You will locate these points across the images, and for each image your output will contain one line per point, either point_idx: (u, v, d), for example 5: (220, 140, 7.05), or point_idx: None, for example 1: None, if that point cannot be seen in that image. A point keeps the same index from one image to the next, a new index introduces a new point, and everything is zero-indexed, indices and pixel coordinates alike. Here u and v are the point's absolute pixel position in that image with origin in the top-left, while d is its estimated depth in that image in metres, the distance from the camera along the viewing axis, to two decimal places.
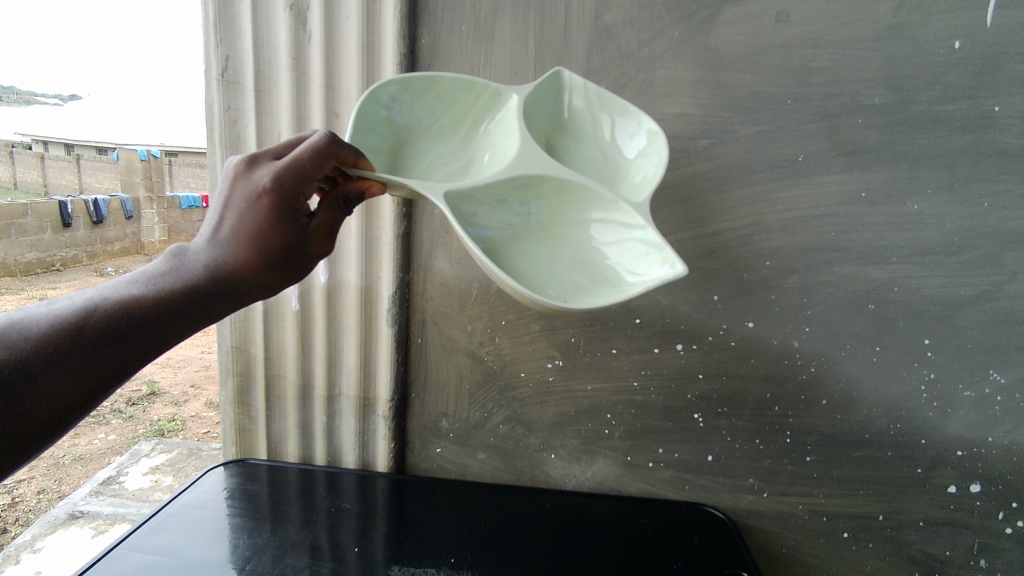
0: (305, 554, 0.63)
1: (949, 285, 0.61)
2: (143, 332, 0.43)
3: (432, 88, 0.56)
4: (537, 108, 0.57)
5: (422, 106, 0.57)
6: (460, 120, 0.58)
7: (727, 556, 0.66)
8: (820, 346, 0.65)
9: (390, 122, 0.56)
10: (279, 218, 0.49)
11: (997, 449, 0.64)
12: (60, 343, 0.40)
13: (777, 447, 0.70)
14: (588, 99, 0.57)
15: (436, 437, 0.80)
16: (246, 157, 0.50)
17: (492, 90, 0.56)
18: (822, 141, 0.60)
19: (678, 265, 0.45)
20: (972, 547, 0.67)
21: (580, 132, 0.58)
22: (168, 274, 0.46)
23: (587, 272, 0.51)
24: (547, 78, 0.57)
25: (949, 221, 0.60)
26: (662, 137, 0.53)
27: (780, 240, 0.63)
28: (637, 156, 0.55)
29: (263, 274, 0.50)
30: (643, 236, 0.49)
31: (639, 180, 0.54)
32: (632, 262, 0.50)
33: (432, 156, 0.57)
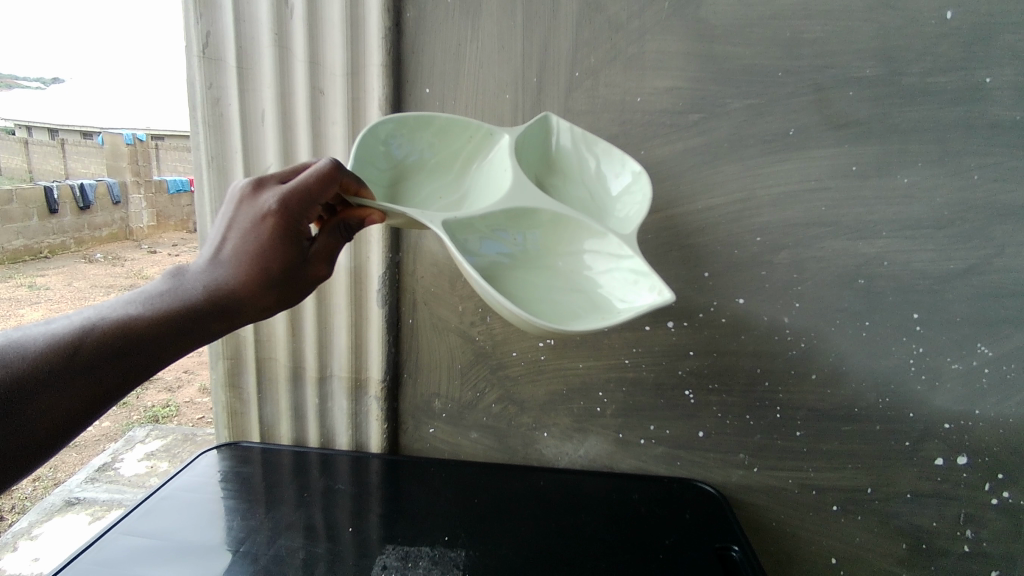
0: (299, 535, 0.63)
1: (938, 259, 0.61)
2: (139, 350, 0.43)
3: (428, 125, 0.57)
4: (529, 147, 0.59)
5: (417, 143, 0.58)
6: (452, 159, 0.60)
7: (718, 529, 0.67)
8: (811, 321, 0.65)
9: (388, 158, 0.57)
10: (279, 240, 0.48)
11: (984, 421, 0.65)
12: (55, 361, 0.39)
13: (767, 422, 0.71)
14: (574, 140, 0.59)
15: (430, 417, 0.80)
16: (251, 180, 0.50)
17: (486, 130, 0.58)
18: (813, 115, 0.60)
19: (665, 291, 0.45)
20: (959, 518, 0.69)
21: (567, 171, 0.60)
22: (166, 293, 0.46)
23: (579, 300, 0.51)
24: (537, 120, 0.59)
25: (939, 194, 0.60)
26: (645, 176, 0.55)
27: (771, 215, 0.63)
28: (621, 191, 0.57)
29: (261, 296, 0.49)
30: (634, 265, 0.49)
31: (624, 216, 0.54)
32: (622, 290, 0.50)
33: (428, 191, 0.58)
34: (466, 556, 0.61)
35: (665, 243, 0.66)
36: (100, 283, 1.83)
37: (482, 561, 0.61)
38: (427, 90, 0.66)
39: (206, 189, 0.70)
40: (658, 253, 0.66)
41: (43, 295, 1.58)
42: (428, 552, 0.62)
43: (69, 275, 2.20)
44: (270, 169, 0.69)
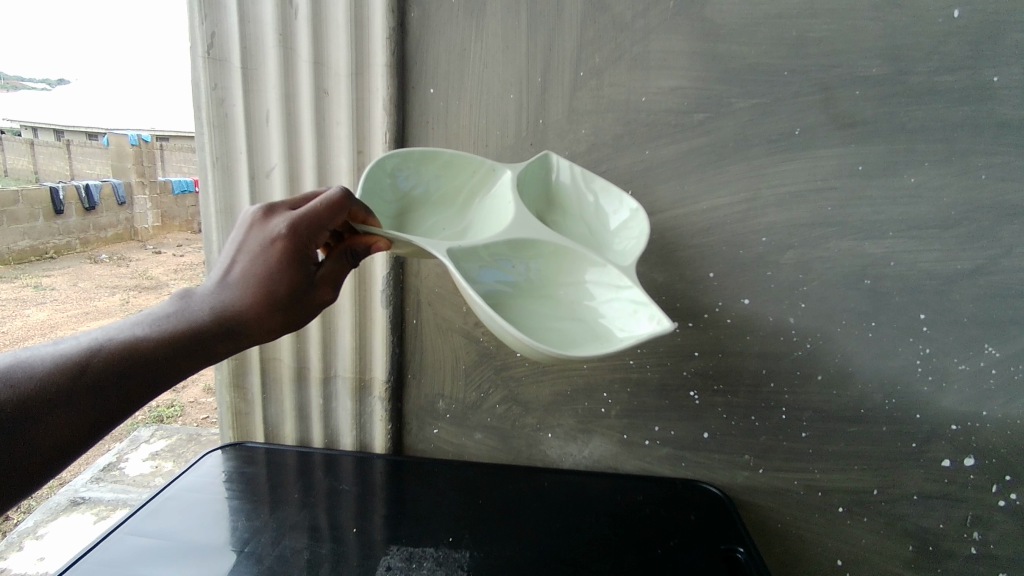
0: (304, 536, 0.63)
1: (945, 259, 0.61)
2: (145, 371, 0.43)
3: (433, 160, 0.59)
4: (530, 181, 0.60)
5: (421, 176, 0.60)
6: (455, 193, 0.61)
7: (723, 530, 0.66)
8: (817, 322, 0.65)
9: (393, 189, 0.59)
10: (287, 264, 0.49)
11: (991, 423, 0.65)
12: (62, 381, 0.39)
13: (772, 423, 0.70)
14: (573, 177, 0.60)
15: (434, 418, 0.80)
16: (263, 206, 0.51)
17: (489, 166, 0.60)
18: (819, 114, 0.59)
19: (666, 321, 0.46)
20: (966, 520, 0.68)
21: (567, 207, 0.61)
22: (173, 315, 0.46)
23: (578, 329, 0.51)
24: (537, 157, 0.61)
25: (946, 194, 0.59)
26: (642, 212, 0.56)
27: (777, 215, 0.63)
28: (618, 226, 0.58)
29: (267, 319, 0.49)
30: (634, 295, 0.51)
31: (622, 250, 0.56)
32: (621, 321, 0.51)
33: (430, 222, 0.60)
34: (471, 557, 0.61)
35: (670, 243, 0.65)
36: (105, 283, 1.83)
37: (486, 562, 0.61)
38: (431, 90, 0.66)
39: (211, 190, 0.70)
40: (662, 254, 0.66)
41: (48, 295, 1.59)
42: (432, 553, 0.62)
43: (74, 275, 2.20)
44: (274, 170, 0.69)
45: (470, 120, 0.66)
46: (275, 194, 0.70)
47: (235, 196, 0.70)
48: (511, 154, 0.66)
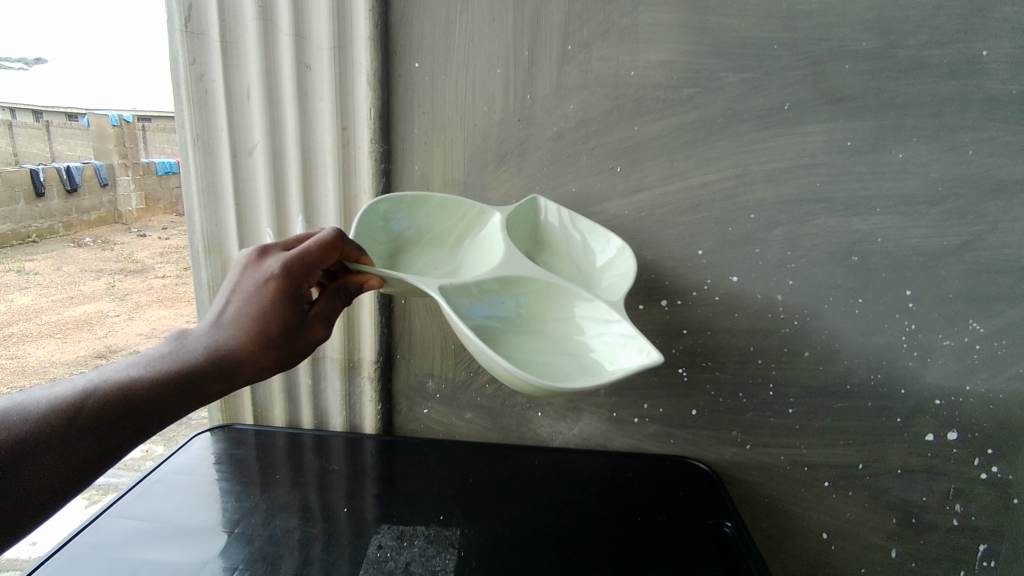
0: (294, 516, 0.63)
1: (932, 235, 0.61)
2: (140, 410, 0.44)
3: (427, 202, 0.63)
4: (519, 223, 0.64)
5: (416, 216, 0.64)
6: (448, 234, 0.65)
7: (711, 505, 0.67)
8: (805, 299, 0.65)
9: (388, 231, 0.63)
10: (280, 302, 0.51)
11: (974, 397, 0.65)
12: (58, 422, 0.40)
13: (759, 400, 0.71)
14: (561, 218, 0.64)
15: (423, 398, 0.80)
16: (256, 249, 0.54)
17: (479, 210, 0.64)
18: (808, 89, 0.59)
19: (654, 351, 0.49)
20: (948, 492, 0.69)
21: (556, 246, 0.65)
22: (168, 355, 0.47)
23: (568, 362, 0.54)
24: (526, 200, 0.65)
25: (934, 169, 0.59)
26: (628, 249, 0.60)
27: (765, 191, 0.62)
28: (605, 264, 0.62)
29: (260, 357, 0.50)
30: (622, 329, 0.54)
31: (608, 287, 0.59)
32: (611, 353, 0.54)
33: (421, 262, 0.63)
34: (461, 535, 0.62)
35: (660, 220, 0.65)
36: None
37: (476, 540, 0.61)
38: (415, 65, 0.65)
39: (191, 168, 0.69)
40: (652, 232, 0.66)
41: None
42: (423, 531, 0.62)
43: None
44: (257, 147, 0.67)
45: (455, 97, 0.65)
46: (258, 172, 0.69)
47: (216, 174, 0.69)
48: (497, 131, 0.65)
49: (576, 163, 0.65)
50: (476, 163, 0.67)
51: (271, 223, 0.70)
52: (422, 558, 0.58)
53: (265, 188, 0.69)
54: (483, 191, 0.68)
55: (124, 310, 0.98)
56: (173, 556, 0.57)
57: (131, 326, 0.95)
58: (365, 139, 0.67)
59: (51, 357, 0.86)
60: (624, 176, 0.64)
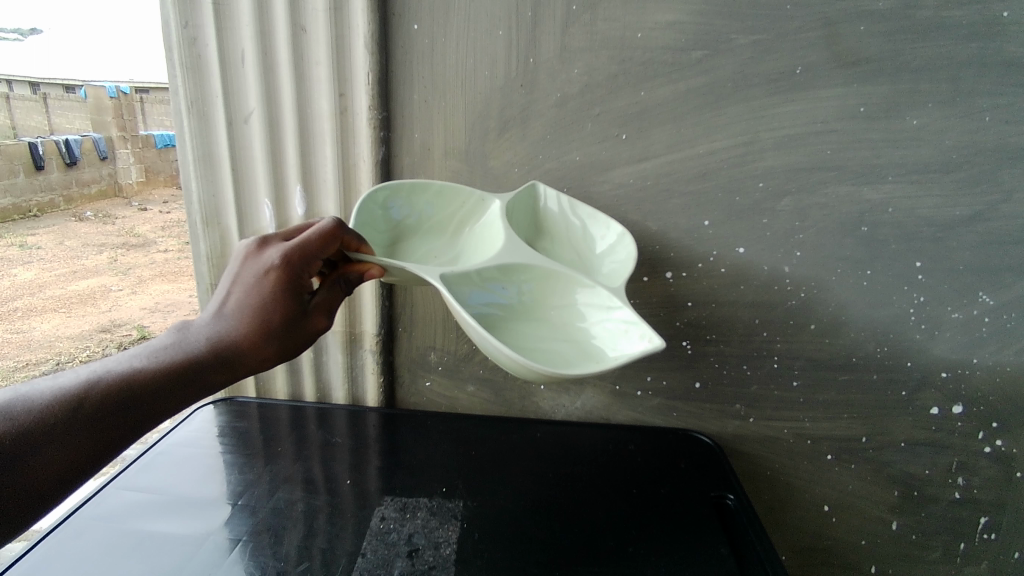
0: (298, 488, 0.63)
1: (944, 204, 0.60)
2: (143, 402, 0.44)
3: (425, 190, 0.63)
4: (519, 210, 0.63)
5: (415, 204, 0.63)
6: (447, 223, 0.64)
7: (714, 478, 0.67)
8: (812, 270, 0.64)
9: (387, 219, 0.62)
10: (281, 294, 0.50)
11: (981, 370, 0.65)
12: (61, 414, 0.40)
13: (764, 373, 0.70)
14: (561, 206, 0.64)
15: (426, 371, 0.80)
16: (257, 240, 0.53)
17: (478, 197, 0.63)
18: (821, 52, 0.57)
19: (656, 338, 0.49)
20: (951, 465, 0.69)
21: (557, 234, 0.64)
22: (171, 347, 0.48)
23: (569, 349, 0.54)
24: (525, 187, 0.64)
25: (949, 136, 0.58)
26: (628, 234, 0.60)
27: (775, 159, 0.61)
28: (605, 250, 0.61)
29: (262, 348, 0.50)
30: (623, 315, 0.53)
31: (609, 272, 0.59)
32: (613, 340, 0.53)
33: (420, 250, 0.63)
34: (464, 506, 0.62)
35: (665, 189, 0.64)
36: None
37: (479, 512, 0.61)
38: (415, 28, 0.63)
39: (187, 136, 0.67)
40: (657, 201, 0.64)
41: None
42: (427, 502, 0.62)
43: None
44: (253, 114, 0.66)
45: (456, 61, 0.63)
46: (255, 140, 0.67)
47: (213, 142, 0.68)
48: (499, 96, 0.64)
49: (580, 131, 0.63)
50: (478, 131, 0.65)
51: (269, 192, 0.69)
52: (425, 529, 0.58)
53: (262, 157, 0.68)
54: (485, 160, 0.67)
55: (128, 284, 0.92)
56: (179, 527, 0.57)
57: (135, 300, 0.91)
58: (363, 106, 0.65)
59: (57, 332, 0.83)
60: (629, 143, 0.63)
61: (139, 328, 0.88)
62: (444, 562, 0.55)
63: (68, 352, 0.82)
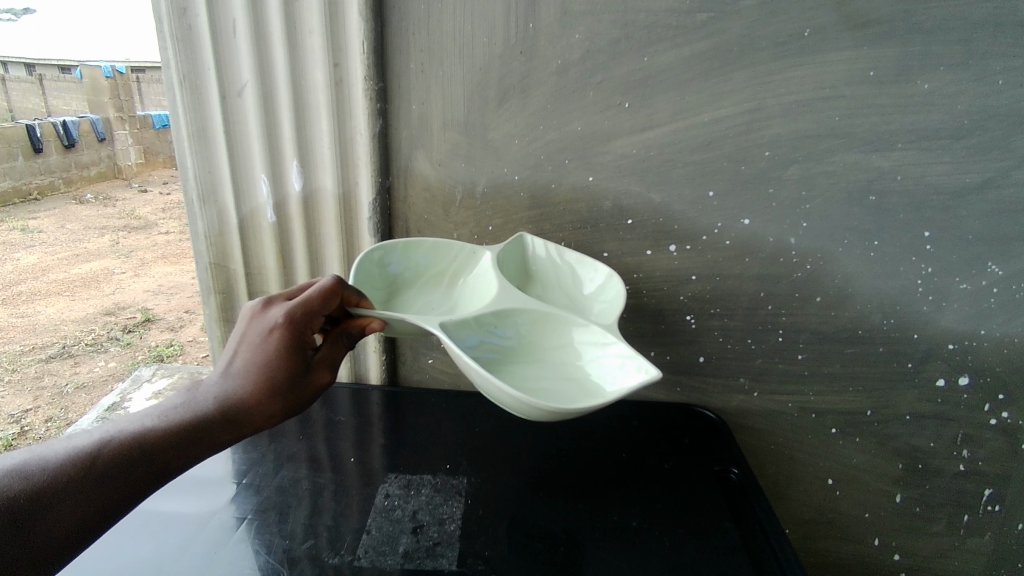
0: (303, 466, 0.63)
1: (954, 171, 0.58)
2: (150, 464, 0.43)
3: (418, 246, 0.64)
4: (507, 263, 0.65)
5: (409, 260, 0.64)
6: (441, 276, 0.65)
7: (720, 452, 0.67)
8: (818, 241, 0.63)
9: (383, 276, 0.63)
10: (286, 351, 0.49)
11: (989, 341, 0.64)
12: (70, 475, 0.40)
13: (769, 346, 0.69)
14: (549, 253, 0.65)
15: (428, 348, 0.79)
16: (262, 299, 0.53)
17: (469, 250, 0.64)
18: (830, 13, 0.55)
19: (653, 367, 0.49)
20: (956, 438, 0.69)
21: (548, 282, 0.65)
22: (180, 407, 0.47)
23: (569, 388, 0.53)
24: (514, 238, 0.66)
25: (960, 101, 0.56)
26: (616, 275, 0.61)
27: (782, 126, 0.59)
28: (594, 292, 0.62)
29: (267, 406, 0.49)
30: (619, 353, 0.53)
31: (601, 313, 0.60)
32: (609, 375, 0.53)
33: (416, 304, 0.63)
34: (468, 483, 0.62)
35: (669, 159, 0.63)
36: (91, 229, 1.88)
37: (483, 488, 0.61)
38: None
39: (179, 111, 0.66)
40: (661, 171, 0.63)
41: None
42: (431, 479, 0.62)
43: None
44: (247, 87, 0.65)
45: (453, 29, 0.62)
46: (250, 115, 0.66)
47: (206, 117, 0.67)
48: (498, 65, 0.62)
49: (582, 100, 0.62)
50: (477, 103, 0.64)
51: (265, 166, 0.68)
52: (430, 506, 0.58)
53: (257, 132, 0.66)
54: (484, 132, 0.65)
55: (131, 267, 0.95)
56: (185, 506, 0.57)
57: (139, 284, 0.93)
58: (359, 77, 0.64)
59: (60, 315, 0.84)
60: (633, 112, 0.61)
61: (143, 311, 0.89)
62: (449, 537, 0.55)
63: (73, 335, 0.81)
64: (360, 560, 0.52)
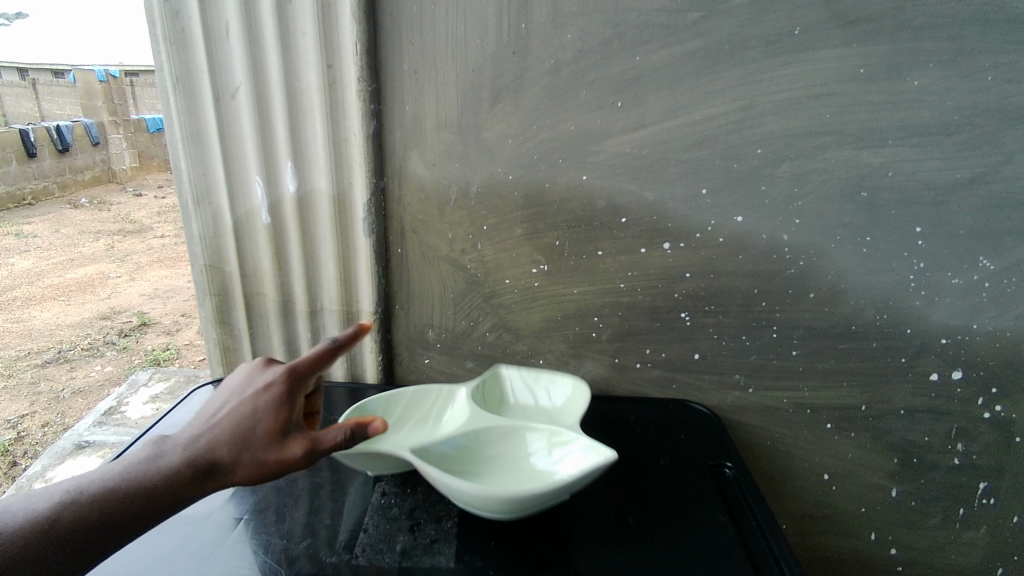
0: (300, 466, 0.63)
1: (944, 167, 0.59)
2: (111, 520, 0.44)
3: (399, 395, 0.68)
4: (484, 389, 0.69)
5: (390, 401, 0.67)
6: (417, 411, 0.68)
7: (714, 448, 0.67)
8: (811, 238, 0.64)
9: (363, 417, 0.66)
10: (265, 407, 0.49)
11: (981, 336, 0.64)
12: (30, 530, 0.42)
13: (764, 342, 0.70)
14: (523, 378, 0.70)
15: (424, 348, 0.79)
16: (266, 360, 0.55)
17: (448, 389, 0.68)
18: (819, 12, 0.55)
19: (611, 450, 0.53)
20: (950, 432, 0.69)
21: (520, 403, 0.70)
22: (152, 462, 0.48)
23: (532, 479, 0.56)
24: (490, 371, 0.71)
25: (949, 97, 0.56)
26: (585, 384, 0.68)
27: (773, 124, 0.60)
28: (564, 407, 0.68)
29: (237, 464, 0.47)
30: (584, 454, 0.57)
31: (571, 424, 0.65)
32: (571, 464, 0.57)
33: (400, 411, 0.67)
34: None
35: (662, 157, 0.63)
36: (89, 233, 1.89)
37: None
38: None
39: (173, 113, 0.66)
40: (654, 170, 0.64)
41: (31, 244, 1.74)
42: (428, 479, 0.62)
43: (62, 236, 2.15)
44: (240, 90, 0.65)
45: (446, 31, 0.62)
46: (244, 117, 0.66)
47: (200, 119, 0.67)
48: (491, 65, 0.62)
49: (575, 99, 0.62)
50: (470, 103, 0.64)
51: (259, 168, 0.68)
52: (427, 504, 0.59)
53: (251, 134, 0.67)
54: (478, 132, 0.65)
55: None
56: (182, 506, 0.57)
57: None
58: (352, 78, 0.64)
59: None
60: (625, 111, 0.62)
61: None
62: (446, 534, 0.55)
63: None
64: (358, 558, 0.52)
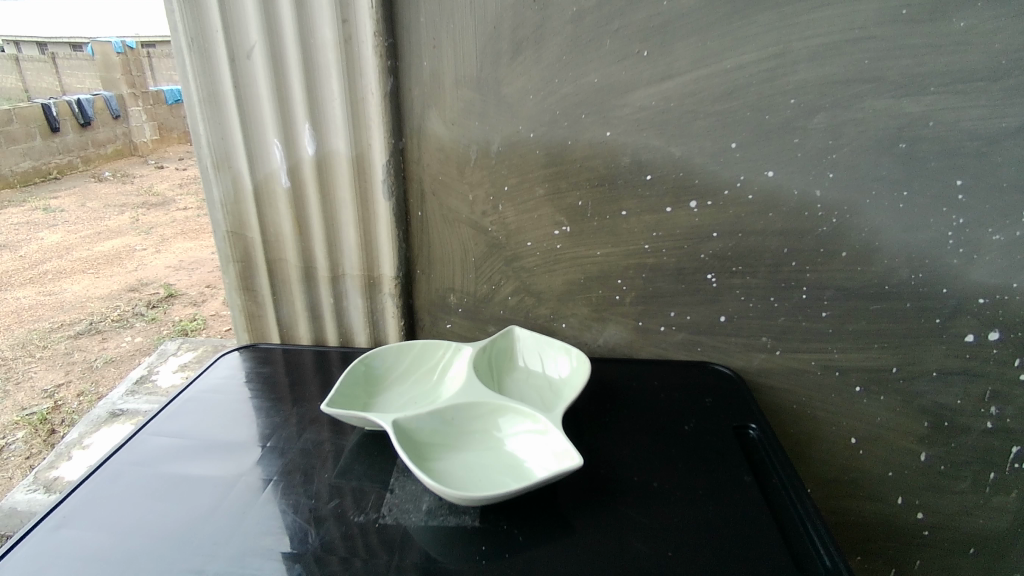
0: (325, 428, 0.64)
1: (990, 116, 0.56)
2: None
3: (411, 348, 0.71)
4: (495, 349, 0.72)
5: (402, 356, 0.70)
6: (427, 367, 0.70)
7: (739, 411, 0.67)
8: (845, 194, 0.61)
9: (373, 368, 0.69)
10: None
11: (1022, 295, 0.62)
12: None
13: (792, 304, 0.68)
14: (534, 340, 0.72)
15: (446, 313, 0.79)
16: None
17: (455, 348, 0.70)
18: None
19: (579, 459, 0.52)
20: (985, 395, 0.67)
21: (525, 371, 0.71)
22: None
23: (502, 469, 0.57)
24: (501, 332, 0.73)
25: (998, 38, 0.53)
26: (588, 359, 0.68)
27: (807, 72, 0.57)
28: (568, 378, 0.68)
29: None
30: (541, 464, 0.56)
31: (568, 396, 0.65)
32: (543, 462, 0.56)
33: (408, 363, 0.70)
34: None
35: (689, 110, 0.61)
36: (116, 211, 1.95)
37: None
38: None
39: (189, 74, 0.66)
40: (681, 124, 0.61)
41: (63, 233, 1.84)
42: None
43: (91, 214, 2.19)
44: (255, 48, 0.64)
45: None
46: (260, 77, 0.65)
47: (216, 81, 0.66)
48: (511, 16, 0.60)
49: (598, 50, 0.60)
50: (489, 58, 0.63)
51: (277, 130, 0.67)
52: None
53: (267, 94, 0.66)
54: (498, 88, 0.64)
55: None
56: (211, 469, 0.58)
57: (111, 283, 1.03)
58: (368, 33, 0.62)
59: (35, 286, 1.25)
60: (651, 62, 0.59)
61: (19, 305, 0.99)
62: None
63: None
64: (386, 517, 0.52)
